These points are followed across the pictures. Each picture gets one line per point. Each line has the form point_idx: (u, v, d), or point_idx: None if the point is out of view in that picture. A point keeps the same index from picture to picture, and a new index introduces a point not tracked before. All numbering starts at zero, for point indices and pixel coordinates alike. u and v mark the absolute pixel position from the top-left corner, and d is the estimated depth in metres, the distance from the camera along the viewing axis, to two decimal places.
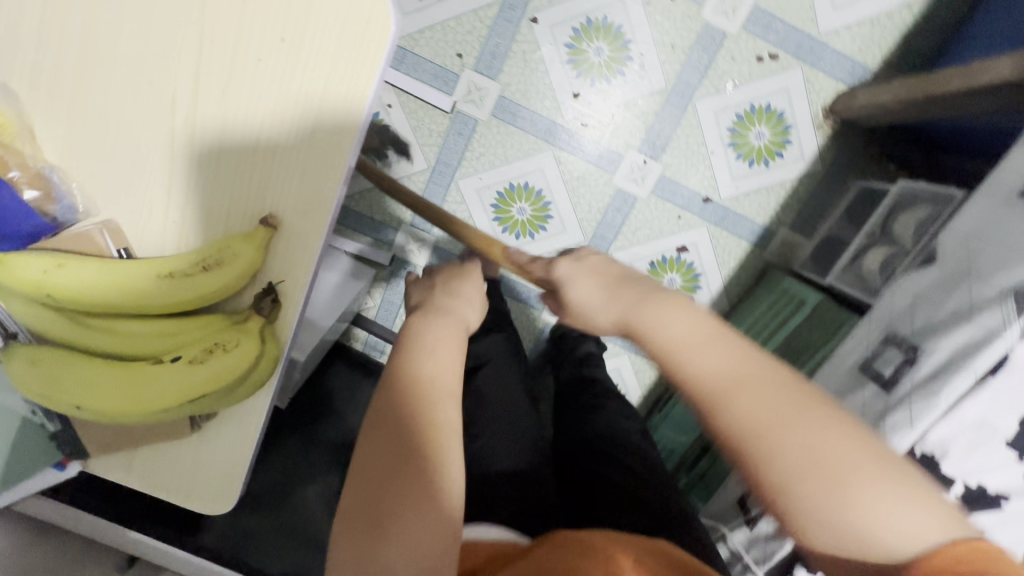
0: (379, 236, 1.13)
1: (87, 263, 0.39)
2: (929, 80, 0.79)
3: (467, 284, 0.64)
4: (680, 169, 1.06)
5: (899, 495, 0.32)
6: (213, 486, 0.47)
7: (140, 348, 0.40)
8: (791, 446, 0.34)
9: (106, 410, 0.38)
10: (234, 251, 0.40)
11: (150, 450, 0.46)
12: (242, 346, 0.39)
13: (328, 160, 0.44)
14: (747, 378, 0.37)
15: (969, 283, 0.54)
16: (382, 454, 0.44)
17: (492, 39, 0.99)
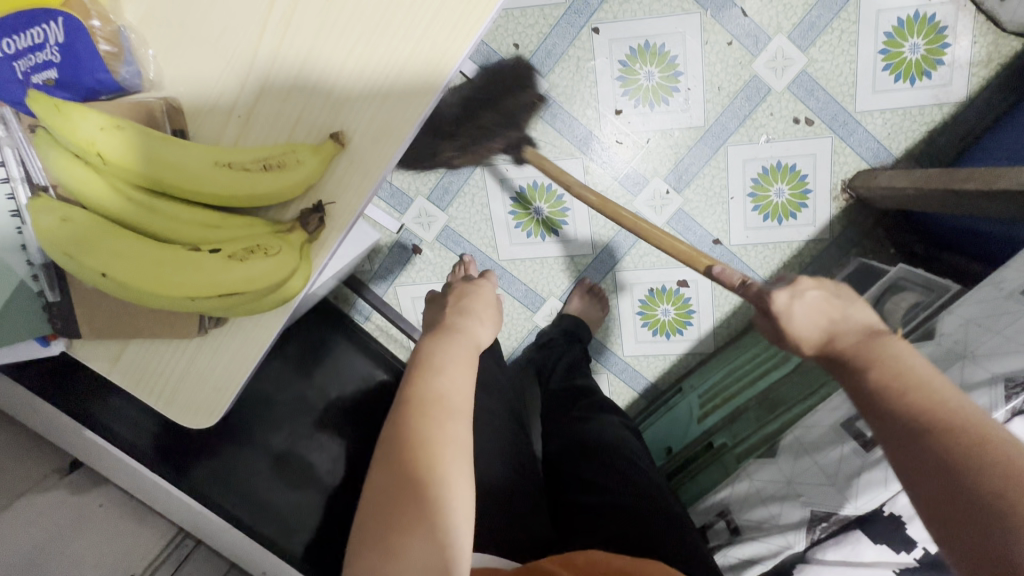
0: (393, 202, 1.12)
1: (141, 132, 0.37)
2: (948, 175, 0.83)
3: (476, 302, 0.67)
4: (699, 206, 1.09)
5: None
6: (200, 400, 0.45)
7: (177, 233, 0.39)
8: (1008, 486, 0.38)
9: (132, 284, 0.37)
10: (298, 157, 0.39)
11: (144, 347, 0.45)
12: (283, 254, 0.38)
13: (412, 93, 0.44)
14: (956, 425, 0.42)
15: (964, 364, 0.56)
16: (394, 475, 0.47)
17: (551, 38, 1.00)
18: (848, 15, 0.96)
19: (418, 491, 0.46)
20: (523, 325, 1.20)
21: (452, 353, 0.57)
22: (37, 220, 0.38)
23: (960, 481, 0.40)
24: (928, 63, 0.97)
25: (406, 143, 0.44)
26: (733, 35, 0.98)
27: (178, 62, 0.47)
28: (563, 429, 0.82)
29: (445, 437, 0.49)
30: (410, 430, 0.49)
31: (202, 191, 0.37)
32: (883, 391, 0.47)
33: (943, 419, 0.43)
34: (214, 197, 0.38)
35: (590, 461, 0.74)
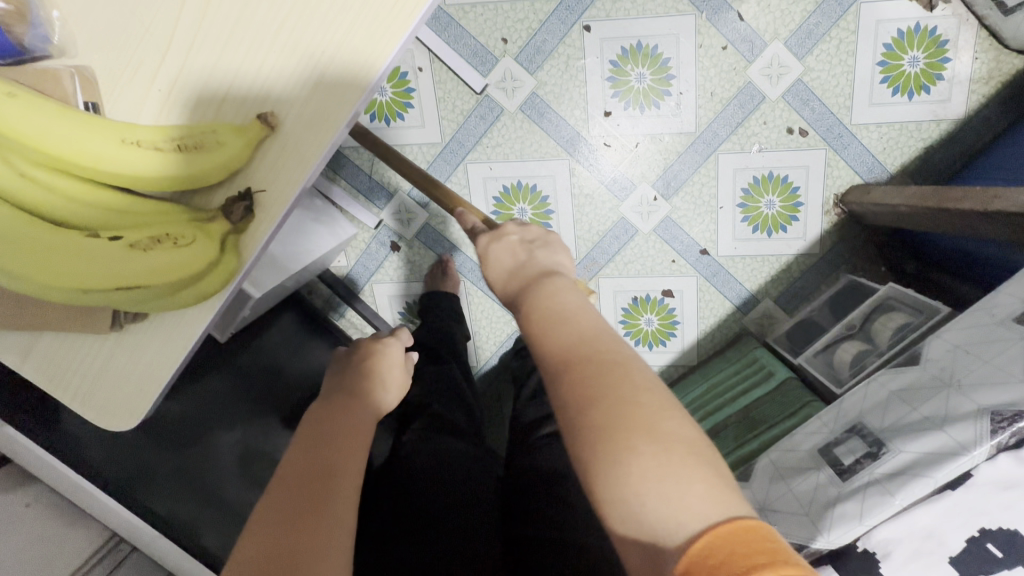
0: (372, 196, 1.08)
1: (36, 103, 0.34)
2: (944, 194, 0.80)
3: (383, 363, 0.60)
4: (687, 215, 1.06)
5: (675, 469, 0.36)
6: (119, 402, 0.41)
7: (78, 217, 0.35)
8: (590, 411, 0.39)
9: (23, 273, 0.34)
10: (218, 138, 0.35)
11: (60, 338, 0.41)
12: (195, 245, 0.35)
13: (358, 62, 0.36)
14: (579, 356, 0.42)
15: (947, 393, 0.53)
16: (263, 549, 0.41)
17: (540, 34, 0.96)
18: (848, 24, 0.93)
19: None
20: (502, 329, 1.16)
21: (343, 422, 0.51)
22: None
23: (570, 415, 0.40)
24: (926, 77, 0.95)
25: (348, 125, 0.37)
26: (729, 40, 0.95)
27: (87, 27, 0.38)
28: (533, 448, 0.79)
29: (328, 522, 0.43)
30: (286, 514, 0.42)
31: (104, 169, 0.34)
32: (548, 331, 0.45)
33: (611, 359, 0.42)
34: (119, 179, 0.35)
35: (547, 486, 0.71)
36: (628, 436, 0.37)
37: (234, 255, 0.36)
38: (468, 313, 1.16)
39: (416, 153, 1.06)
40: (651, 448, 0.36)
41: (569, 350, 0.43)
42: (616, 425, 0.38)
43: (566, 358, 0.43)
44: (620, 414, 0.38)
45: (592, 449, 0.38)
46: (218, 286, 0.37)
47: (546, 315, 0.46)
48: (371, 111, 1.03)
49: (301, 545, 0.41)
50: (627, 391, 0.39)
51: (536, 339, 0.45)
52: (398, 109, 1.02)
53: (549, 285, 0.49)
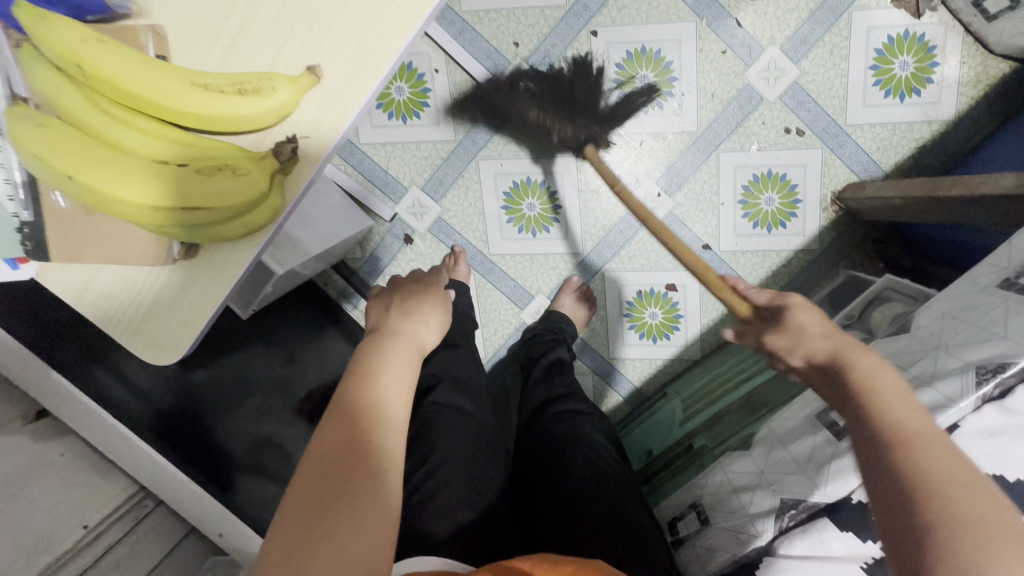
0: (388, 190, 1.14)
1: (121, 50, 0.39)
2: (934, 183, 0.84)
3: (422, 305, 0.68)
4: (689, 211, 1.10)
5: (992, 539, 0.37)
6: (166, 334, 0.46)
7: (147, 148, 0.40)
8: (972, 494, 0.39)
9: (96, 189, 0.38)
10: (274, 84, 0.40)
11: (110, 274, 0.45)
12: (251, 175, 0.39)
13: (396, 19, 0.41)
14: (937, 443, 0.43)
15: (936, 352, 0.56)
16: (326, 459, 0.47)
17: (550, 38, 1.03)
18: (840, 30, 0.99)
19: (345, 497, 0.46)
20: (510, 322, 1.20)
21: (388, 365, 0.56)
22: (12, 127, 0.39)
23: (915, 488, 0.40)
24: (917, 81, 1.00)
25: (385, 76, 0.41)
26: (728, 45, 1.01)
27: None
28: (539, 427, 0.82)
29: (376, 449, 0.49)
30: (339, 440, 0.48)
31: (176, 107, 0.39)
32: (867, 388, 0.48)
33: (957, 472, 0.40)
34: (190, 118, 0.40)
35: (553, 456, 0.75)
36: (967, 514, 0.38)
37: (279, 191, 0.41)
38: (478, 306, 1.20)
39: (430, 148, 1.11)
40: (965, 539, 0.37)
41: (931, 469, 0.41)
42: (973, 505, 0.38)
43: (927, 436, 0.43)
44: (964, 489, 0.39)
45: (973, 527, 0.37)
46: (265, 219, 0.41)
47: (898, 424, 0.44)
48: (389, 109, 1.09)
49: (360, 460, 0.48)
50: (945, 490, 0.39)
51: (899, 443, 0.43)
52: (414, 108, 1.08)
53: (877, 378, 0.49)
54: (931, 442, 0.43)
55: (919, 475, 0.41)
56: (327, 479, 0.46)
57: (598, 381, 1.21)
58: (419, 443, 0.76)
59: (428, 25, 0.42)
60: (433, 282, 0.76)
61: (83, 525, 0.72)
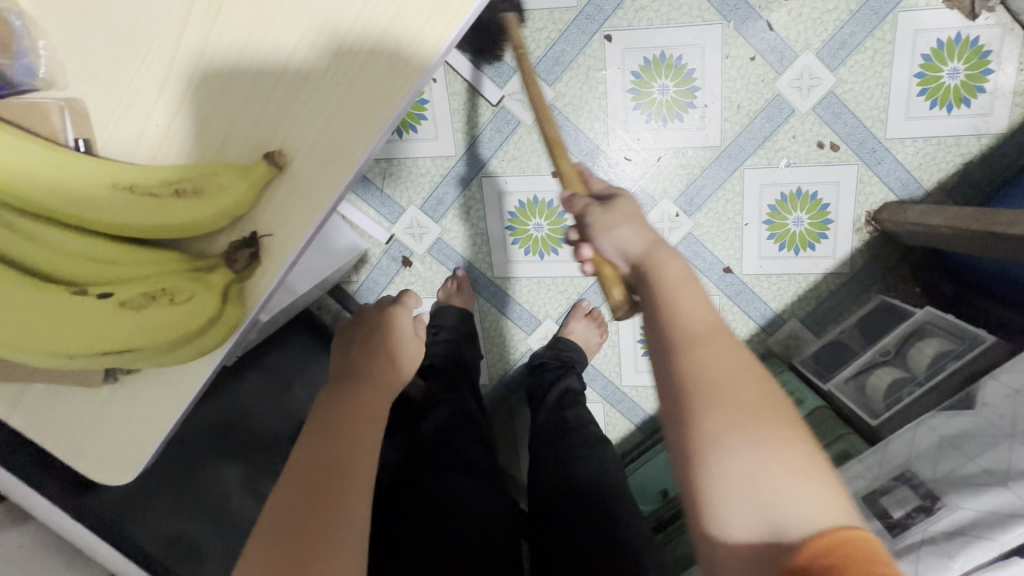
0: (383, 209, 1.05)
1: (31, 158, 0.36)
2: (991, 216, 0.75)
3: (390, 337, 0.59)
4: (710, 232, 1.01)
5: (754, 452, 0.39)
6: (107, 462, 0.40)
7: (70, 271, 0.37)
8: (736, 401, 0.41)
9: (21, 332, 0.36)
10: (221, 182, 0.37)
11: (47, 388, 0.40)
12: (193, 302, 0.36)
13: (370, 103, 0.38)
14: (725, 343, 0.44)
15: (1011, 442, 0.49)
16: (284, 519, 0.47)
17: (559, 44, 0.93)
18: (884, 34, 0.88)
19: (300, 554, 0.45)
20: (515, 347, 1.13)
21: (351, 408, 0.53)
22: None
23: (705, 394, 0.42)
24: (967, 90, 0.90)
25: (357, 164, 0.39)
26: (758, 50, 0.91)
27: (89, 83, 0.40)
28: (546, 478, 0.76)
29: (343, 499, 0.48)
30: (304, 495, 0.48)
31: (97, 218, 0.36)
32: (675, 287, 0.47)
33: (740, 381, 0.42)
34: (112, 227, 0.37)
35: (564, 510, 0.71)
36: (730, 426, 0.40)
37: (236, 305, 0.38)
38: (482, 331, 1.12)
39: (428, 165, 1.02)
40: (739, 443, 0.39)
41: (697, 372, 0.42)
42: (730, 413, 0.40)
43: (702, 333, 0.44)
44: (712, 392, 0.41)
45: (746, 437, 0.40)
46: (220, 339, 0.38)
47: (679, 329, 0.45)
48: None
49: (316, 519, 0.46)
50: (715, 400, 0.41)
51: (674, 348, 0.44)
52: (411, 122, 0.99)
53: (675, 278, 0.48)
54: (718, 344, 0.44)
55: (691, 378, 0.42)
56: (284, 540, 0.46)
57: (610, 408, 1.14)
58: (420, 510, 0.70)
59: (404, 112, 0.39)
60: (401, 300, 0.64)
61: None
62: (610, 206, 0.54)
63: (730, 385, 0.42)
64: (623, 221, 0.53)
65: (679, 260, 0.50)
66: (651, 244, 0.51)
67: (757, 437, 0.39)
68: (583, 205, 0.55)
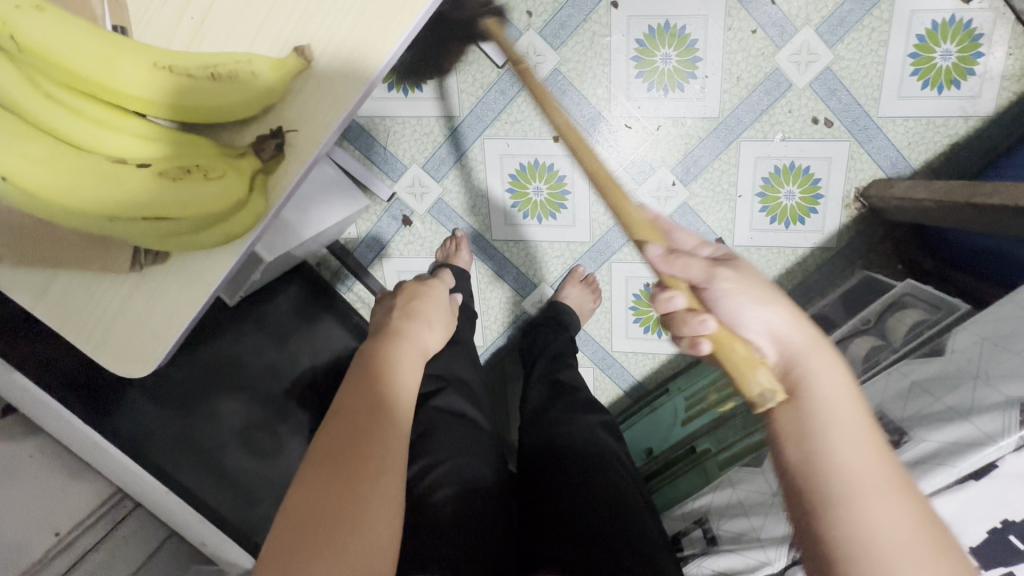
0: (386, 167, 1.07)
1: (78, 27, 0.39)
2: (972, 188, 0.79)
3: (425, 306, 0.71)
4: (705, 202, 1.04)
5: (915, 558, 0.39)
6: (131, 341, 0.43)
7: (106, 144, 0.41)
8: (872, 513, 0.41)
9: (47, 190, 0.38)
10: (253, 69, 0.41)
11: (73, 278, 0.43)
12: (223, 178, 0.39)
13: (392, 8, 0.42)
14: (839, 433, 0.44)
15: (974, 383, 0.53)
16: (330, 451, 0.49)
17: (566, 9, 0.94)
18: (881, 12, 0.91)
19: (351, 483, 0.47)
20: (510, 310, 1.15)
21: (394, 362, 0.59)
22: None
23: (832, 507, 0.42)
24: (958, 71, 0.93)
25: (380, 68, 0.43)
26: (759, 23, 0.93)
27: None
28: (539, 429, 0.80)
29: (383, 451, 0.51)
30: (348, 428, 0.51)
31: (143, 97, 0.40)
32: (805, 380, 0.46)
33: (880, 480, 0.42)
34: (155, 109, 0.41)
35: (553, 462, 0.73)
36: (883, 539, 0.40)
37: (260, 192, 0.42)
38: (478, 294, 1.15)
39: (432, 123, 1.03)
40: (901, 556, 0.39)
41: (842, 478, 0.42)
42: (879, 521, 0.40)
43: (822, 433, 0.44)
44: (857, 497, 0.41)
45: (894, 544, 0.40)
46: (245, 225, 0.42)
47: (820, 429, 0.44)
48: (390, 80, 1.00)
49: (362, 448, 0.49)
50: (859, 503, 0.41)
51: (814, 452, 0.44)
52: (416, 80, 1.00)
53: (836, 381, 0.46)
54: (842, 435, 0.44)
55: (828, 489, 0.42)
56: (333, 469, 0.48)
57: (599, 373, 1.17)
58: (420, 451, 0.72)
59: (420, 25, 0.43)
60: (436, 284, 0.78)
61: (54, 531, 0.69)
62: (738, 270, 0.49)
63: (848, 490, 0.42)
64: (767, 297, 0.48)
65: (842, 364, 0.46)
66: (811, 338, 0.47)
67: (906, 536, 0.40)
68: (709, 270, 0.49)
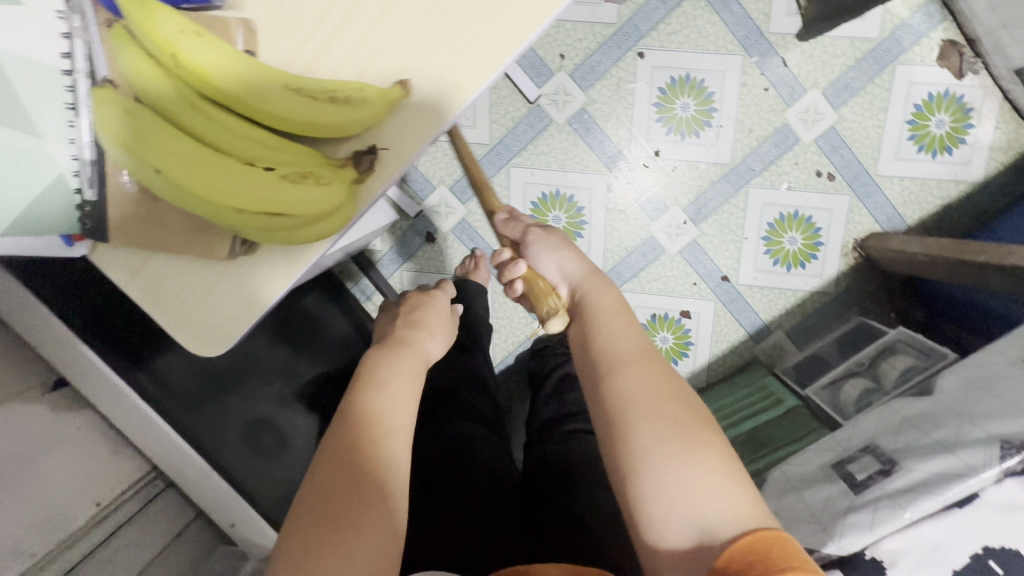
0: (416, 186, 1.13)
1: (213, 42, 0.44)
2: (963, 246, 0.85)
3: (430, 315, 0.69)
4: (713, 241, 1.11)
5: (689, 453, 0.46)
6: (233, 302, 0.51)
7: (228, 144, 0.45)
8: (647, 418, 0.48)
9: (184, 184, 0.43)
10: (365, 96, 0.46)
11: (162, 264, 0.51)
12: (332, 186, 0.46)
13: (486, 49, 0.47)
14: (610, 346, 0.54)
15: (960, 421, 0.58)
16: (331, 468, 0.50)
17: (596, 55, 1.03)
18: (883, 82, 1.00)
19: (349, 505, 0.48)
20: (521, 330, 1.20)
21: (396, 368, 0.58)
22: (101, 112, 0.43)
23: (614, 420, 0.49)
24: (951, 140, 1.01)
25: (470, 100, 0.48)
26: (772, 82, 1.01)
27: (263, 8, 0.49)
28: (548, 446, 0.83)
29: (382, 470, 0.51)
30: (349, 443, 0.51)
31: (273, 112, 0.45)
32: (601, 312, 0.57)
33: (657, 398, 0.49)
34: (279, 122, 0.46)
35: (557, 475, 0.77)
36: (651, 435, 0.47)
37: (353, 200, 0.49)
38: (493, 312, 1.20)
39: None
40: (660, 450, 0.46)
41: (618, 389, 0.50)
42: (624, 404, 0.49)
43: (619, 353, 0.53)
44: (627, 392, 0.50)
45: (665, 439, 0.47)
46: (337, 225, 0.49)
47: (614, 350, 0.53)
48: None
49: (361, 465, 0.50)
50: (634, 406, 0.49)
51: (605, 392, 0.51)
52: None
53: (611, 306, 0.57)
54: (601, 340, 0.55)
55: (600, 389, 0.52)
56: (333, 490, 0.49)
57: None
58: (434, 455, 0.77)
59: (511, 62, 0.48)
60: (442, 291, 0.76)
61: (96, 502, 0.74)
62: (549, 231, 0.64)
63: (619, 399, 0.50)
64: (563, 248, 0.63)
65: (611, 290, 0.59)
66: (588, 275, 0.60)
67: (657, 426, 0.47)
68: (524, 231, 0.65)
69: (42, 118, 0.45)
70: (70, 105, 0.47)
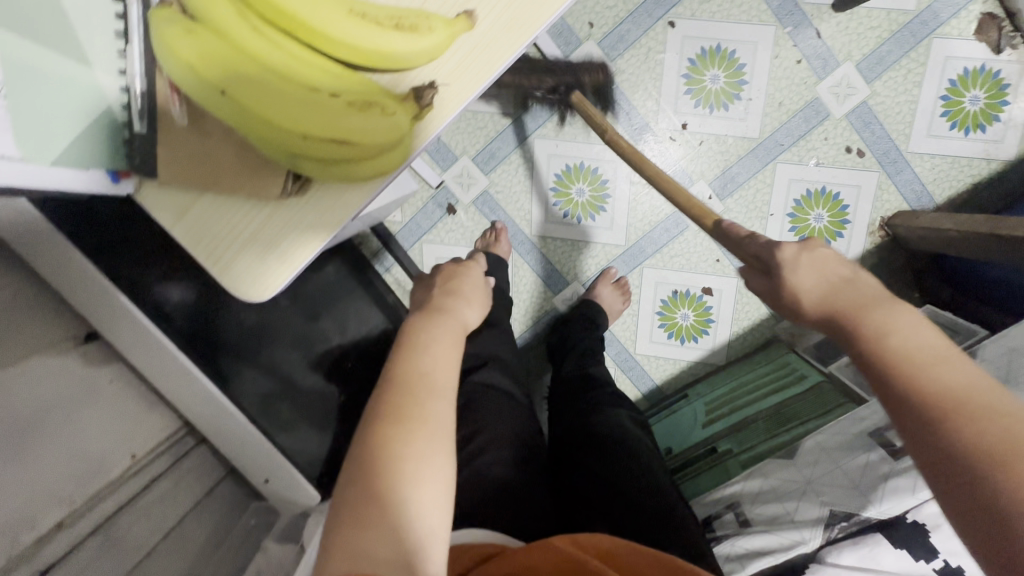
0: (437, 155, 1.11)
1: None
2: (997, 221, 0.84)
3: (466, 284, 0.67)
4: (738, 217, 1.09)
5: None
6: (274, 252, 0.50)
7: (292, 70, 0.45)
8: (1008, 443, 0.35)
9: (254, 109, 0.43)
10: (429, 25, 0.45)
11: (208, 204, 0.51)
12: (396, 116, 0.45)
13: None
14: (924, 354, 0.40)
15: None
16: (376, 428, 0.48)
17: (626, 23, 1.01)
18: (918, 55, 0.98)
19: (394, 462, 0.46)
20: (541, 305, 1.19)
21: (439, 334, 0.57)
22: (164, 29, 0.43)
23: (963, 451, 0.36)
24: (985, 117, 0.99)
25: (533, 37, 0.48)
26: (804, 54, 0.99)
27: None
28: (575, 416, 0.83)
29: (425, 427, 0.48)
30: (393, 401, 0.49)
31: (336, 36, 0.44)
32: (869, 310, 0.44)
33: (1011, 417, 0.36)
34: (341, 51, 0.45)
35: (588, 443, 0.76)
36: None
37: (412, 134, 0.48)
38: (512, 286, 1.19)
39: (486, 121, 1.09)
40: None
41: (977, 408, 0.37)
42: (989, 427, 0.36)
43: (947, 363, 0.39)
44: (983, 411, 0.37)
45: None
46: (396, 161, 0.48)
47: (924, 358, 0.40)
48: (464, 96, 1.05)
49: (405, 423, 0.48)
50: (982, 424, 0.36)
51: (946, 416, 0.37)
52: None
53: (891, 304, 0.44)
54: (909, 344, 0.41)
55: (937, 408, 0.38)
56: (377, 448, 0.46)
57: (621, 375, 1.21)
58: (463, 420, 0.77)
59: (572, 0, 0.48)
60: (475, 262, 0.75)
61: (131, 454, 0.78)
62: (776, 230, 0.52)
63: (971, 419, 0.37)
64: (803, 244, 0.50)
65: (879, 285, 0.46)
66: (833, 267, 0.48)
67: None
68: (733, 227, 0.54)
69: (94, 48, 0.47)
70: (120, 33, 0.48)
